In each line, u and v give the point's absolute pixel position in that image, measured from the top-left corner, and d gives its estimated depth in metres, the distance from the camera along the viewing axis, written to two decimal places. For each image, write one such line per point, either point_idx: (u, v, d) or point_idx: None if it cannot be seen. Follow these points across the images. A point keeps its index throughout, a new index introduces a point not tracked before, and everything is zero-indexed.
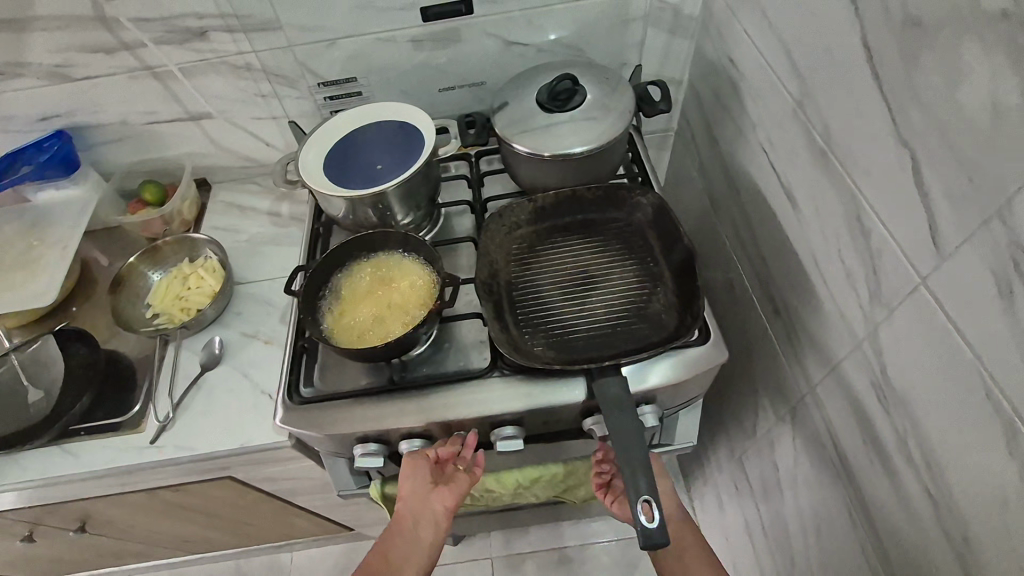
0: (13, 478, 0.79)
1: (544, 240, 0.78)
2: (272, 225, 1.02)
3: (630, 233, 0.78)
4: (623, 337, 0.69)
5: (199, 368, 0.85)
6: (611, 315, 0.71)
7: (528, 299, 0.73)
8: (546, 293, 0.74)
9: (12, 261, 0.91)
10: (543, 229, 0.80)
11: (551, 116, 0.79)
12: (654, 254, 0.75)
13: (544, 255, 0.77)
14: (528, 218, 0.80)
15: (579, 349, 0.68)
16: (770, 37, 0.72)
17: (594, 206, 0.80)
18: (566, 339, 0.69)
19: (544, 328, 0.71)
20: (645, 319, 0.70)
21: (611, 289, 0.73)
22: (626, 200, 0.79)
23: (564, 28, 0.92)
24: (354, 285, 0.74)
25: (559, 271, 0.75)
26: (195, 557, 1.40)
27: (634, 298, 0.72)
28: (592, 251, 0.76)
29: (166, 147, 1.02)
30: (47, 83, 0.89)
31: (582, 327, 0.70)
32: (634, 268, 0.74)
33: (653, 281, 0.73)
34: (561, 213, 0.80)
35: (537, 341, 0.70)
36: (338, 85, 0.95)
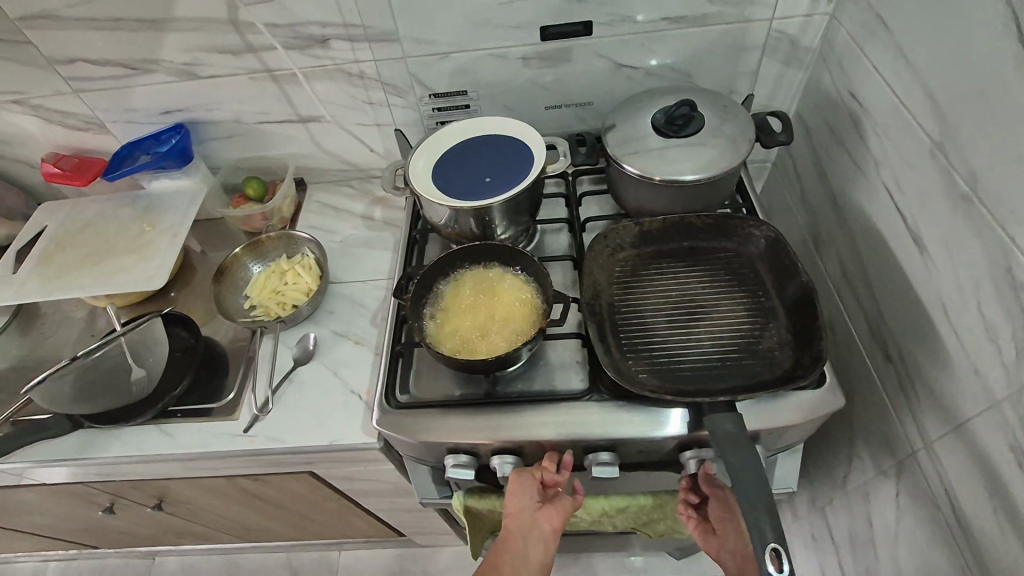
0: (113, 452, 0.82)
1: (648, 266, 0.78)
2: (365, 228, 1.04)
3: (739, 266, 0.76)
4: (733, 372, 0.67)
5: (292, 363, 0.87)
6: (720, 348, 0.69)
7: (631, 324, 0.72)
8: (650, 319, 0.73)
9: (126, 243, 0.95)
10: (646, 254, 0.79)
11: (665, 141, 0.78)
12: (765, 289, 0.74)
13: (647, 280, 0.76)
14: (632, 241, 0.79)
15: (686, 380, 0.67)
16: (905, 73, 0.70)
17: (701, 235, 0.79)
18: (672, 368, 0.68)
19: (647, 355, 0.69)
20: (757, 355, 0.68)
21: (719, 320, 0.71)
22: (737, 232, 0.78)
23: (675, 53, 0.91)
24: (457, 295, 0.74)
25: (663, 297, 0.74)
26: (249, 546, 1.43)
27: (744, 332, 0.70)
28: (699, 281, 0.75)
29: (272, 146, 1.06)
30: (175, 79, 0.94)
31: (689, 358, 0.68)
32: (744, 302, 0.73)
33: (764, 317, 0.71)
34: (666, 239, 0.79)
35: (640, 367, 0.69)
36: (444, 97, 0.97)
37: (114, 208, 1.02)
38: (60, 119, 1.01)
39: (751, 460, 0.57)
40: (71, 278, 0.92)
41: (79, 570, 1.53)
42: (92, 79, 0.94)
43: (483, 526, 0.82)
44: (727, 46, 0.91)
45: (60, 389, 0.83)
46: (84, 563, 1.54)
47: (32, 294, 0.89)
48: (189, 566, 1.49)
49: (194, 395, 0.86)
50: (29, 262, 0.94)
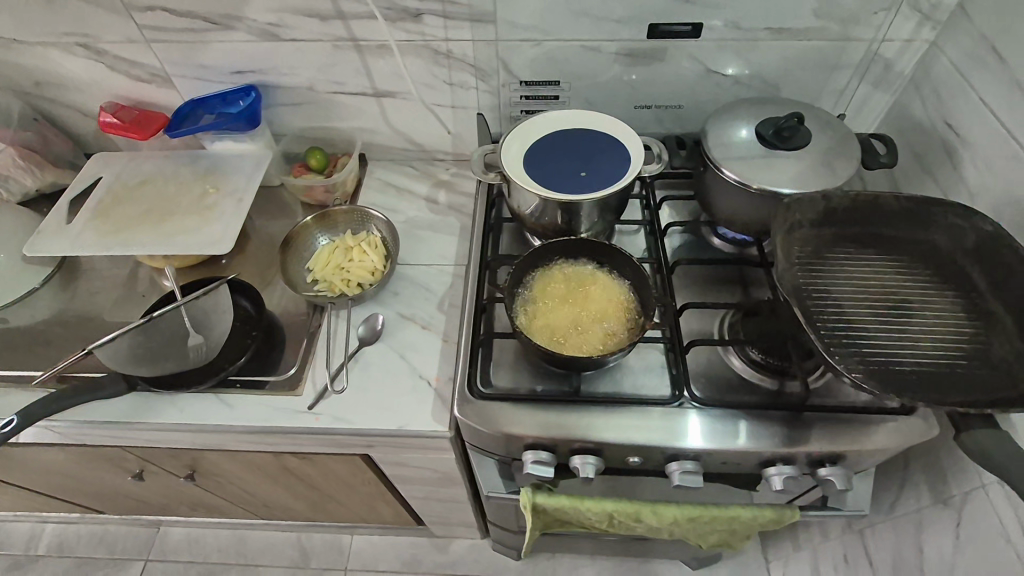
0: (170, 419, 0.79)
1: (840, 252, 0.74)
2: (429, 211, 1.02)
3: (937, 258, 0.73)
4: (955, 370, 0.64)
5: (357, 342, 0.84)
6: (934, 350, 0.66)
7: (835, 315, 0.68)
8: (851, 311, 0.69)
9: (187, 204, 0.92)
10: (828, 235, 0.75)
11: (768, 150, 0.77)
12: (970, 287, 0.71)
13: (836, 265, 0.73)
14: (814, 218, 0.75)
15: (911, 382, 0.63)
16: (1020, 108, 0.70)
17: (893, 224, 0.76)
18: (888, 367, 0.64)
19: (859, 350, 0.65)
20: (984, 361, 0.64)
21: (924, 318, 0.69)
22: (934, 221, 0.75)
23: (767, 64, 0.91)
24: (548, 289, 0.73)
25: (858, 288, 0.71)
26: (261, 523, 1.40)
27: (959, 333, 0.67)
28: (898, 276, 0.72)
29: (340, 118, 1.03)
30: (255, 39, 0.91)
31: (908, 359, 0.65)
32: (949, 298, 0.70)
33: (978, 318, 0.68)
34: (850, 221, 0.75)
35: (855, 363, 0.64)
36: (527, 86, 0.95)
37: (173, 166, 0.98)
38: (124, 68, 0.97)
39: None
40: (132, 234, 0.88)
41: (79, 533, 1.49)
42: (167, 29, 0.90)
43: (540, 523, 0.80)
44: (822, 62, 0.90)
45: (119, 350, 0.82)
46: (84, 528, 1.49)
47: (90, 248, 0.86)
48: (195, 537, 1.45)
49: (253, 366, 0.84)
50: (85, 213, 0.91)
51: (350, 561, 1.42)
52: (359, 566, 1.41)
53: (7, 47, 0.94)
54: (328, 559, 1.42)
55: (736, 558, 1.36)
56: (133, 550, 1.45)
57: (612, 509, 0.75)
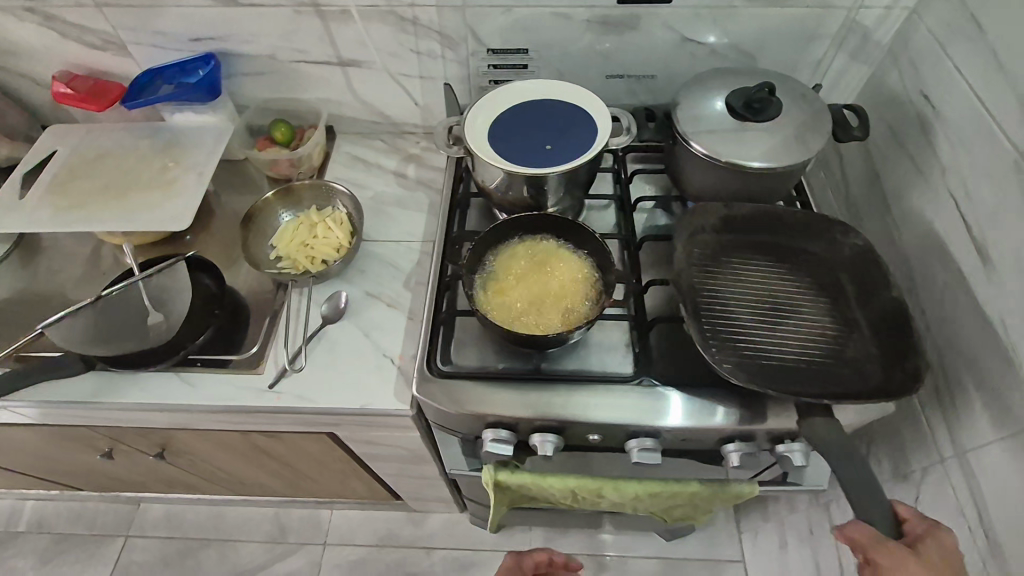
0: (129, 398, 0.77)
1: (730, 255, 0.74)
2: (397, 186, 1.00)
3: (823, 270, 0.74)
4: (818, 376, 0.65)
5: (321, 320, 0.83)
6: (803, 353, 0.66)
7: (717, 313, 0.69)
8: (733, 310, 0.70)
9: (145, 178, 0.89)
10: (726, 241, 0.76)
11: (738, 124, 0.75)
12: (847, 296, 0.72)
13: (728, 269, 0.73)
14: (714, 225, 0.76)
15: (776, 379, 0.64)
16: (995, 80, 0.68)
17: (785, 233, 0.77)
18: (757, 364, 0.65)
19: (732, 344, 0.66)
20: (842, 363, 0.66)
21: (800, 323, 0.69)
22: (824, 235, 0.76)
23: (744, 33, 0.88)
24: (511, 266, 0.71)
25: (745, 290, 0.71)
26: (239, 499, 1.41)
27: (827, 338, 0.68)
28: (782, 282, 0.73)
29: (305, 88, 1.00)
30: (211, 4, 0.87)
31: (776, 357, 0.66)
32: (827, 308, 0.71)
33: (846, 327, 0.69)
34: (749, 228, 0.76)
35: (725, 357, 0.65)
36: (497, 55, 0.92)
37: (131, 138, 0.95)
38: (76, 35, 0.92)
39: (861, 468, 0.58)
40: (87, 209, 0.85)
41: (58, 510, 1.49)
42: None
43: (506, 499, 0.80)
44: (800, 31, 0.87)
45: (74, 329, 0.80)
46: (63, 504, 1.49)
47: (43, 224, 0.83)
48: (174, 514, 1.46)
49: (215, 345, 0.82)
50: (38, 189, 0.87)
51: (329, 535, 1.44)
52: (337, 540, 1.43)
53: None
54: (307, 533, 1.44)
55: (708, 530, 1.38)
56: (113, 525, 1.46)
57: (575, 485, 0.76)
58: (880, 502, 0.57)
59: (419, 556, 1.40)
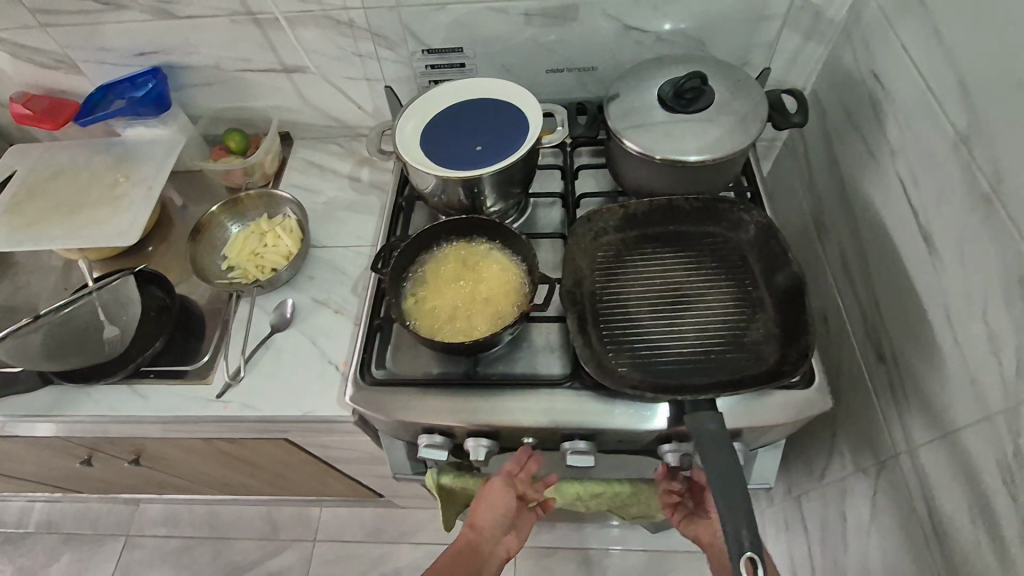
0: (85, 411, 0.80)
1: (632, 250, 0.74)
2: (351, 190, 1.00)
3: (728, 252, 0.73)
4: (717, 367, 0.64)
5: (269, 329, 0.84)
6: (703, 342, 0.66)
7: (615, 314, 0.69)
8: (634, 308, 0.69)
9: (98, 194, 0.91)
10: (631, 238, 0.75)
11: (670, 115, 0.73)
12: (751, 277, 0.71)
13: (631, 266, 0.73)
14: (617, 224, 0.76)
15: (672, 376, 0.64)
16: (937, 56, 0.64)
17: (689, 218, 0.75)
18: (655, 362, 0.65)
19: (629, 347, 0.66)
20: (740, 346, 0.65)
21: (703, 310, 0.68)
22: (727, 216, 0.75)
23: (688, 18, 0.85)
24: (440, 271, 0.71)
25: (646, 285, 0.71)
26: (230, 499, 1.45)
27: (729, 321, 0.67)
28: (684, 269, 0.72)
29: (255, 96, 1.00)
30: (150, 18, 0.87)
31: (673, 351, 0.66)
32: (730, 291, 0.70)
33: (749, 307, 0.68)
34: (654, 222, 0.76)
35: (622, 360, 0.65)
36: (439, 54, 0.90)
37: (88, 155, 0.97)
38: (28, 56, 0.94)
39: (730, 464, 0.55)
40: (43, 227, 0.88)
41: (64, 512, 1.56)
42: (59, 13, 0.87)
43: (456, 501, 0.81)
44: (745, 12, 0.84)
45: (28, 346, 0.81)
46: (69, 505, 1.56)
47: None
48: (172, 513, 1.52)
49: (168, 356, 0.84)
50: None
51: (318, 532, 1.47)
52: (326, 537, 1.46)
53: None
54: (297, 530, 1.47)
55: None
56: (115, 525, 1.52)
57: None
58: (746, 502, 0.54)
59: (406, 552, 1.42)
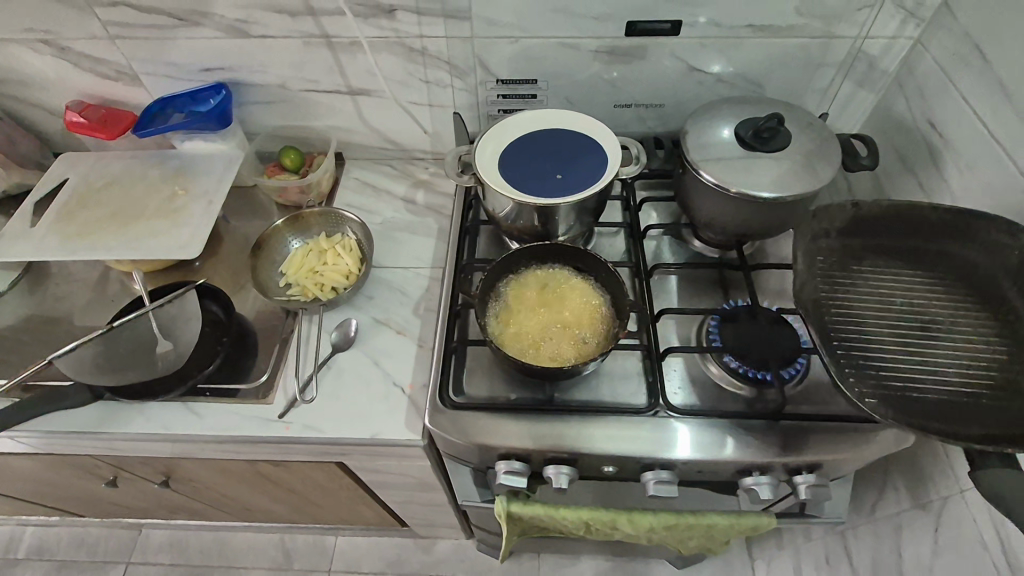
0: (137, 428, 0.77)
1: (864, 262, 0.73)
2: (407, 212, 1.00)
3: (971, 276, 0.70)
4: (977, 405, 0.60)
5: (331, 348, 0.83)
6: (961, 379, 0.63)
7: (854, 331, 0.67)
8: (873, 329, 0.68)
9: (155, 205, 0.90)
10: (856, 247, 0.74)
11: (747, 152, 0.75)
12: (1004, 306, 0.67)
13: (868, 283, 0.71)
14: (842, 226, 0.75)
15: (922, 406, 0.61)
16: (1004, 109, 0.68)
17: (939, 235, 0.73)
18: (901, 393, 0.62)
19: (873, 375, 0.63)
20: (1005, 387, 0.61)
21: (957, 342, 0.66)
22: (977, 237, 0.70)
23: (749, 64, 0.89)
24: (523, 296, 0.71)
25: (890, 310, 0.69)
26: (243, 525, 1.40)
27: (992, 353, 0.64)
28: (931, 292, 0.70)
29: (315, 116, 1.01)
30: (223, 35, 0.88)
31: (921, 381, 0.63)
32: (984, 319, 0.67)
33: (1016, 344, 0.64)
34: (884, 233, 0.74)
35: (865, 387, 0.63)
36: (516, 84, 0.93)
37: (143, 165, 0.96)
38: (89, 66, 0.94)
39: None
40: (98, 237, 0.86)
41: (59, 537, 1.47)
42: (131, 26, 0.88)
43: (519, 529, 0.79)
44: (805, 60, 0.88)
45: (83, 358, 0.80)
46: (65, 530, 1.48)
47: (52, 252, 0.83)
48: (178, 540, 1.45)
49: (224, 373, 0.82)
50: (48, 217, 0.88)
51: (334, 561, 1.42)
52: (342, 567, 1.41)
53: None
54: (312, 560, 1.42)
55: None
56: (114, 551, 1.45)
57: (587, 517, 0.74)
58: None
59: None
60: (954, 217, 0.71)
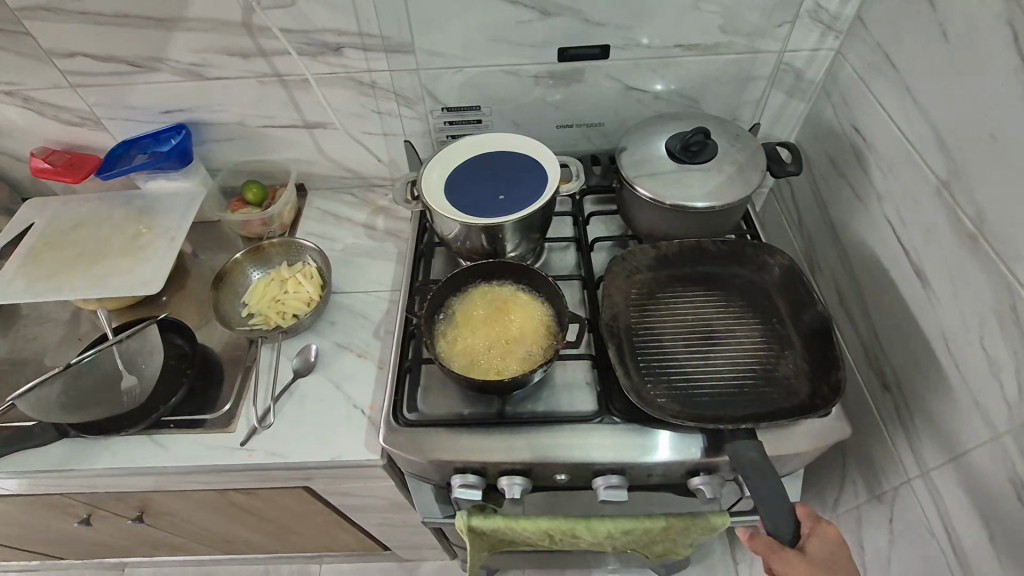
0: (103, 464, 0.78)
1: (664, 287, 0.79)
2: (368, 237, 1.03)
3: (753, 291, 0.78)
4: (751, 398, 0.68)
5: (292, 375, 0.85)
6: (732, 375, 0.70)
7: (652, 347, 0.72)
8: (669, 342, 0.73)
9: (119, 245, 0.92)
10: (663, 276, 0.80)
11: (678, 165, 0.79)
12: (778, 316, 0.75)
13: (663, 302, 0.77)
14: (651, 262, 0.80)
15: (707, 403, 0.68)
16: (911, 113, 0.72)
17: (719, 260, 0.81)
18: (691, 394, 0.68)
19: (666, 379, 0.70)
20: (769, 378, 0.69)
21: (736, 346, 0.73)
22: (753, 260, 0.80)
23: (684, 81, 0.93)
24: (468, 313, 0.74)
25: (681, 323, 0.75)
26: (226, 558, 1.40)
27: (758, 355, 0.72)
28: (714, 306, 0.77)
29: (275, 150, 1.04)
30: (181, 79, 0.92)
31: (707, 380, 0.69)
32: (759, 327, 0.74)
33: (779, 344, 0.73)
34: (685, 261, 0.80)
35: (659, 392, 0.69)
36: (457, 112, 0.97)
37: (108, 206, 0.99)
38: (53, 113, 0.97)
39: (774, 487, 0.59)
40: (64, 278, 0.88)
41: None
42: (91, 74, 0.91)
43: (483, 544, 0.80)
44: (736, 74, 0.92)
45: (48, 396, 0.81)
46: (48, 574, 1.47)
47: (17, 296, 0.85)
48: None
49: (188, 405, 0.83)
50: (15, 261, 0.90)
51: None
52: None
53: None
54: None
55: None
56: None
57: (548, 527, 0.75)
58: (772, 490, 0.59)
59: None
60: (740, 246, 0.80)
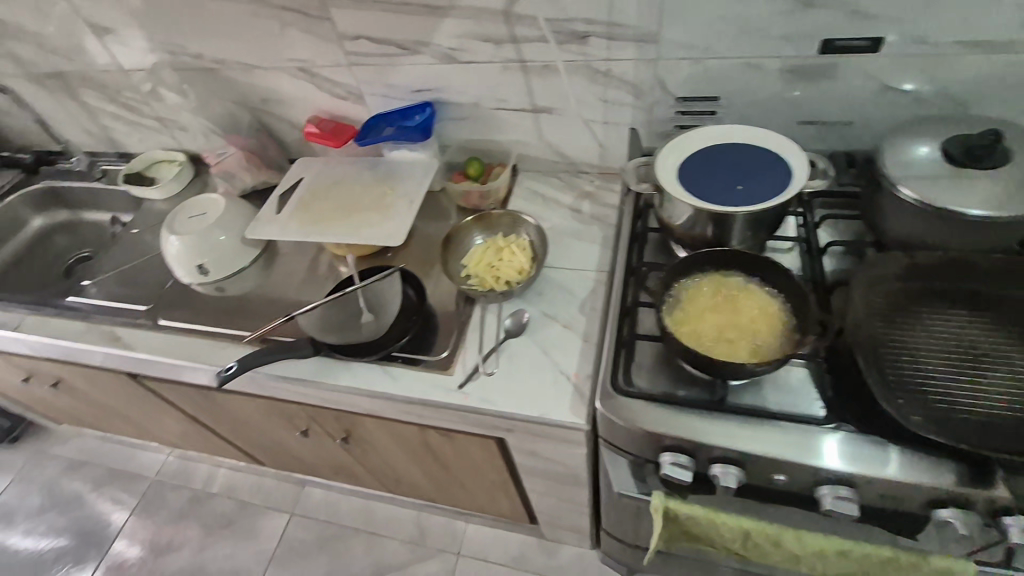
0: (344, 382, 0.91)
1: (917, 300, 0.71)
2: (574, 219, 1.08)
3: None
4: None
5: (504, 334, 0.91)
6: (1009, 407, 0.62)
7: (904, 362, 0.66)
8: (925, 360, 0.66)
9: (369, 202, 1.07)
10: (916, 289, 0.72)
11: (956, 170, 0.72)
12: None
13: (917, 316, 0.70)
14: (901, 272, 0.73)
15: (976, 432, 0.60)
16: None
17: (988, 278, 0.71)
18: (953, 419, 0.62)
19: (923, 398, 0.63)
20: None
21: (1012, 375, 0.64)
22: None
23: (955, 83, 0.84)
24: (696, 298, 0.74)
25: (939, 341, 0.68)
26: (389, 496, 1.55)
27: None
28: (982, 328, 0.68)
29: (499, 131, 1.13)
30: (437, 62, 1.04)
31: (974, 407, 0.62)
32: None
33: None
34: (945, 275, 0.72)
35: (914, 410, 0.62)
36: (694, 103, 0.97)
37: (359, 169, 1.15)
38: (328, 88, 1.15)
39: None
40: (327, 225, 1.04)
41: (242, 481, 1.74)
42: (367, 55, 1.07)
43: (670, 529, 0.81)
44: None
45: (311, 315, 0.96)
46: (247, 477, 1.74)
47: (294, 235, 1.04)
48: (333, 500, 1.65)
49: (412, 345, 0.94)
50: (291, 207, 1.09)
51: (463, 546, 1.52)
52: (470, 552, 1.50)
53: (244, 71, 1.16)
54: (443, 541, 1.53)
55: None
56: (282, 501, 1.67)
57: (748, 526, 0.73)
58: None
59: None
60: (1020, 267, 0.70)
